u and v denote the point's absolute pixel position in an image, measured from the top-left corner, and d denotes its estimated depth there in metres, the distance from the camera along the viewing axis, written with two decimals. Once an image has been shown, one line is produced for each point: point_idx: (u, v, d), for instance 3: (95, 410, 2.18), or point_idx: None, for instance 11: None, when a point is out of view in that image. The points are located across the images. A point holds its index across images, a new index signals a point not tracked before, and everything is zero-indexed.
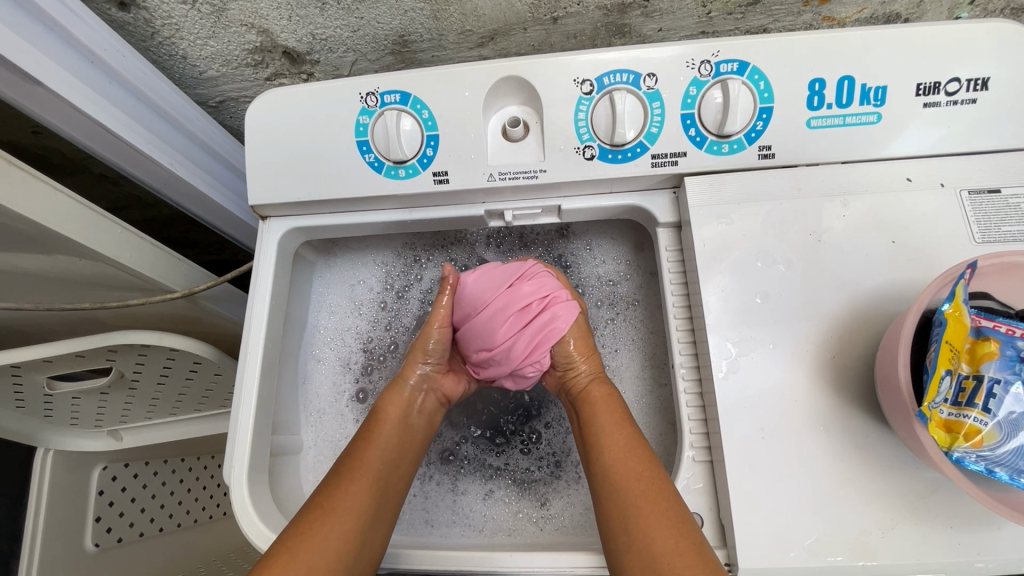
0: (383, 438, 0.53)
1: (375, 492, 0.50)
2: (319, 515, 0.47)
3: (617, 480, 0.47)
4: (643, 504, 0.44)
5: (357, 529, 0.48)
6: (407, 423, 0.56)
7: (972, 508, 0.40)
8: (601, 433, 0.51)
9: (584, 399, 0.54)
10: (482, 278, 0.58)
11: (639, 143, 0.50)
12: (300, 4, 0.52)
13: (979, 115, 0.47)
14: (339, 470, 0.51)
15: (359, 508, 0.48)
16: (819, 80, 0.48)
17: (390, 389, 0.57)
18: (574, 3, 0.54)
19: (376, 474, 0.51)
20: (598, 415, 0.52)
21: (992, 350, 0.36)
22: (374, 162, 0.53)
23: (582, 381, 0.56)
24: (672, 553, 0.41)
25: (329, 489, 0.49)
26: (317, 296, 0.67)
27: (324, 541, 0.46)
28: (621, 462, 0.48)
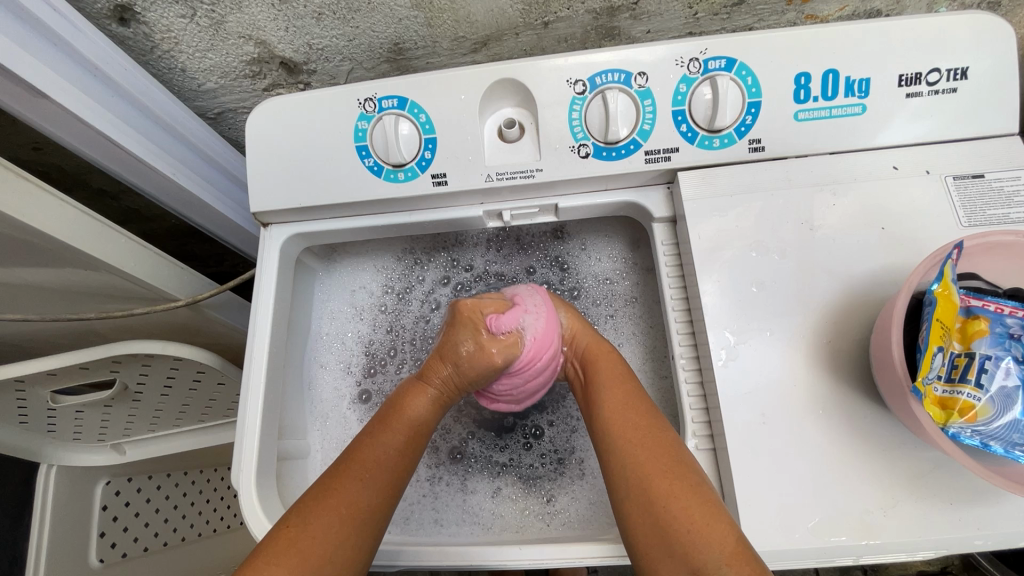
0: (399, 432, 0.51)
1: (392, 496, 0.49)
2: (335, 517, 0.45)
3: (615, 432, 0.48)
4: (642, 453, 0.45)
5: (370, 533, 0.47)
6: (429, 419, 0.54)
7: (971, 484, 0.41)
8: (604, 391, 0.51)
9: (585, 359, 0.55)
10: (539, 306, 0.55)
11: (632, 141, 0.51)
12: (297, 15, 0.53)
13: (959, 103, 0.49)
14: (351, 458, 0.49)
15: (375, 513, 0.47)
16: (805, 74, 0.49)
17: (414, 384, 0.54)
18: (564, 7, 0.56)
19: (395, 477, 0.49)
20: (598, 372, 0.53)
21: (982, 328, 0.38)
22: (373, 166, 0.54)
23: (583, 341, 0.56)
24: (671, 493, 0.42)
25: (348, 488, 0.47)
26: (319, 301, 0.68)
27: (338, 545, 0.45)
28: (622, 419, 0.48)
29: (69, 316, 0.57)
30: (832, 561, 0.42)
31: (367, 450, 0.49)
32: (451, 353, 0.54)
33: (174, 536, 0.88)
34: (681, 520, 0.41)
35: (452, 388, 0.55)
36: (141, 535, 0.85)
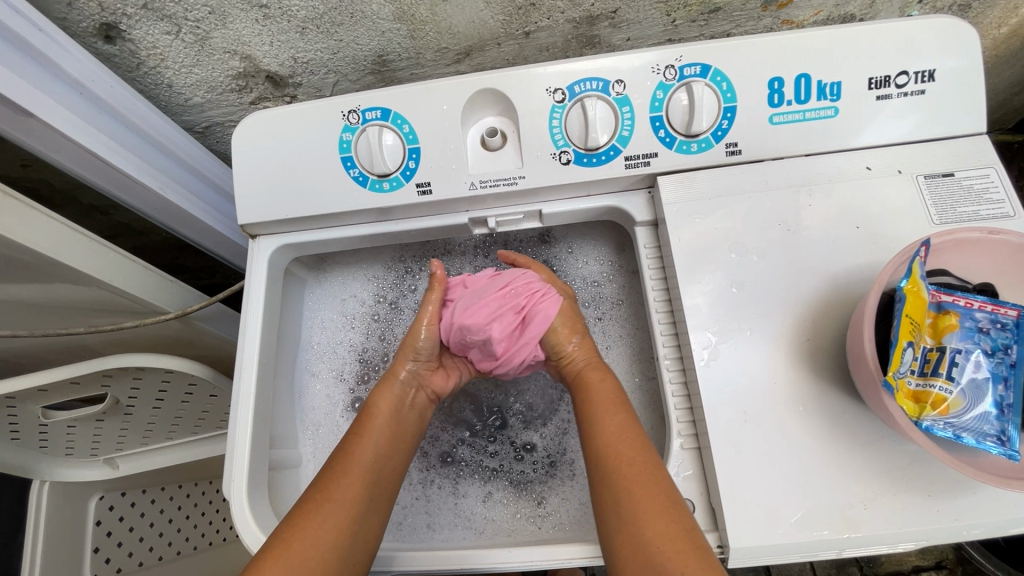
0: (374, 437, 0.53)
1: (369, 486, 0.51)
2: (311, 509, 0.48)
3: (614, 468, 0.48)
4: (636, 491, 0.45)
5: (350, 522, 0.48)
6: (398, 413, 0.56)
7: (948, 476, 0.42)
8: (596, 416, 0.52)
9: (579, 381, 0.55)
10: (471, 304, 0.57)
11: (612, 146, 0.52)
12: (281, 30, 0.54)
13: (928, 104, 0.50)
14: (332, 469, 0.51)
15: (357, 517, 0.49)
16: (778, 79, 0.51)
17: (381, 382, 0.57)
18: (544, 17, 0.57)
19: (367, 468, 0.52)
20: (592, 398, 0.53)
21: (953, 322, 0.39)
22: (358, 177, 0.55)
23: (579, 363, 0.57)
24: (667, 539, 0.42)
25: (322, 483, 0.50)
26: (310, 311, 0.69)
27: (317, 535, 0.47)
28: (619, 453, 0.48)
29: (59, 331, 0.57)
30: (816, 555, 0.43)
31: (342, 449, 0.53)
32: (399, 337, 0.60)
33: (169, 550, 0.88)
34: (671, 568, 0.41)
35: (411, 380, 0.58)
36: (135, 550, 0.85)
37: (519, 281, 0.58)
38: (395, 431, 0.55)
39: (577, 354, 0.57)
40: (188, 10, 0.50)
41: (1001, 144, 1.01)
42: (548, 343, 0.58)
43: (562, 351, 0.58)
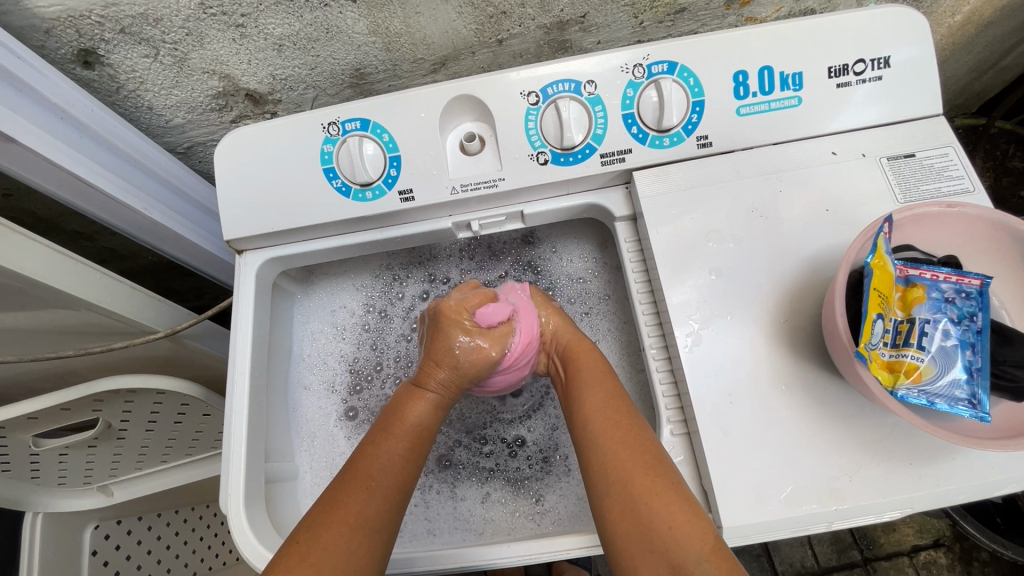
0: (403, 443, 0.51)
1: (401, 503, 0.49)
2: (342, 531, 0.44)
3: (597, 429, 0.48)
4: (623, 451, 0.46)
5: (381, 541, 0.46)
6: (430, 426, 0.54)
7: (928, 444, 0.44)
8: (586, 389, 0.52)
9: (569, 355, 0.56)
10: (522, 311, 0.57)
11: (587, 145, 0.54)
12: (259, 49, 0.56)
13: (886, 88, 0.52)
14: (364, 478, 0.47)
15: (385, 522, 0.47)
16: (742, 72, 0.52)
17: (413, 390, 0.55)
18: (516, 25, 0.60)
19: (400, 485, 0.49)
20: (581, 372, 0.54)
21: (920, 294, 0.41)
22: (341, 187, 0.56)
23: (563, 337, 0.57)
24: (655, 492, 0.43)
25: (356, 501, 0.46)
26: (300, 324, 0.69)
27: (350, 557, 0.44)
28: (604, 416, 0.49)
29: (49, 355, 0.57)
30: (807, 530, 0.44)
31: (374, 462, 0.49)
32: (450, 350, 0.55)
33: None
34: (658, 519, 0.42)
35: (452, 390, 0.56)
36: None
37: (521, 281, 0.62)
38: (422, 440, 0.53)
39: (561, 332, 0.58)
40: (166, 33, 0.51)
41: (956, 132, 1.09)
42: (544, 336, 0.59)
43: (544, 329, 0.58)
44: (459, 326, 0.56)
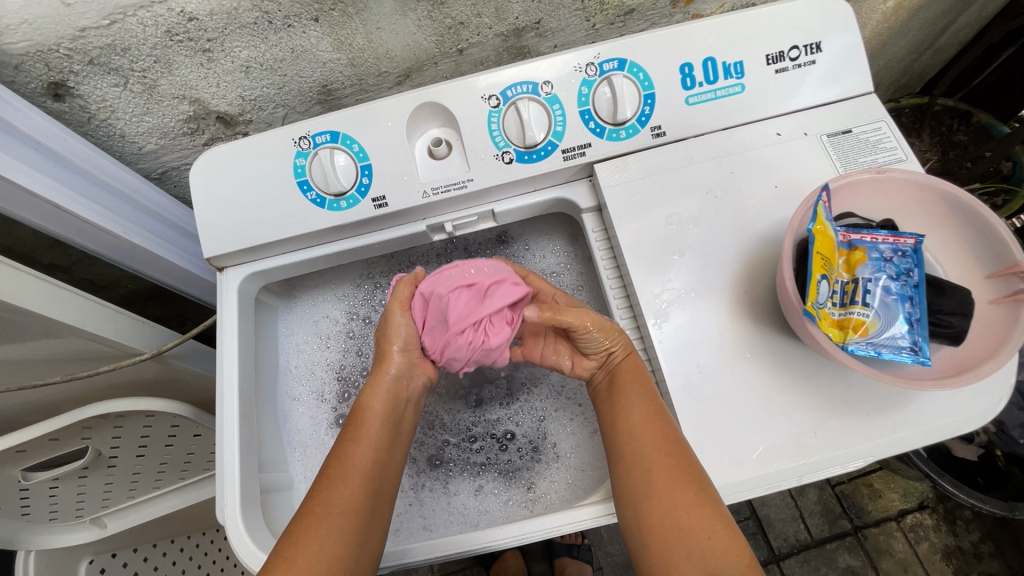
0: (368, 438, 0.52)
1: (369, 490, 0.50)
2: (311, 524, 0.47)
3: (643, 440, 0.48)
4: (667, 466, 0.46)
5: (355, 531, 0.48)
6: (390, 415, 0.55)
7: (884, 394, 0.47)
8: (630, 397, 0.51)
9: (616, 369, 0.54)
10: (437, 283, 0.56)
11: (549, 142, 0.57)
12: (226, 72, 0.58)
13: (821, 71, 0.56)
14: (326, 477, 0.50)
15: (358, 519, 0.48)
16: (688, 64, 0.56)
17: (370, 380, 0.56)
18: (474, 34, 0.64)
19: (367, 480, 0.50)
20: (626, 382, 0.52)
21: (862, 257, 0.44)
22: (316, 199, 0.58)
23: (619, 356, 0.54)
24: (699, 509, 0.44)
25: (319, 494, 0.49)
26: (285, 338, 0.71)
27: (321, 547, 0.46)
28: (650, 427, 0.48)
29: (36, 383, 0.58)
30: (780, 486, 0.47)
31: (332, 458, 0.51)
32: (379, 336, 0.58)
33: None
34: (699, 531, 0.44)
35: (404, 381, 0.57)
36: None
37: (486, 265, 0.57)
38: (388, 435, 0.54)
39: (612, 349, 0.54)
40: (134, 61, 0.53)
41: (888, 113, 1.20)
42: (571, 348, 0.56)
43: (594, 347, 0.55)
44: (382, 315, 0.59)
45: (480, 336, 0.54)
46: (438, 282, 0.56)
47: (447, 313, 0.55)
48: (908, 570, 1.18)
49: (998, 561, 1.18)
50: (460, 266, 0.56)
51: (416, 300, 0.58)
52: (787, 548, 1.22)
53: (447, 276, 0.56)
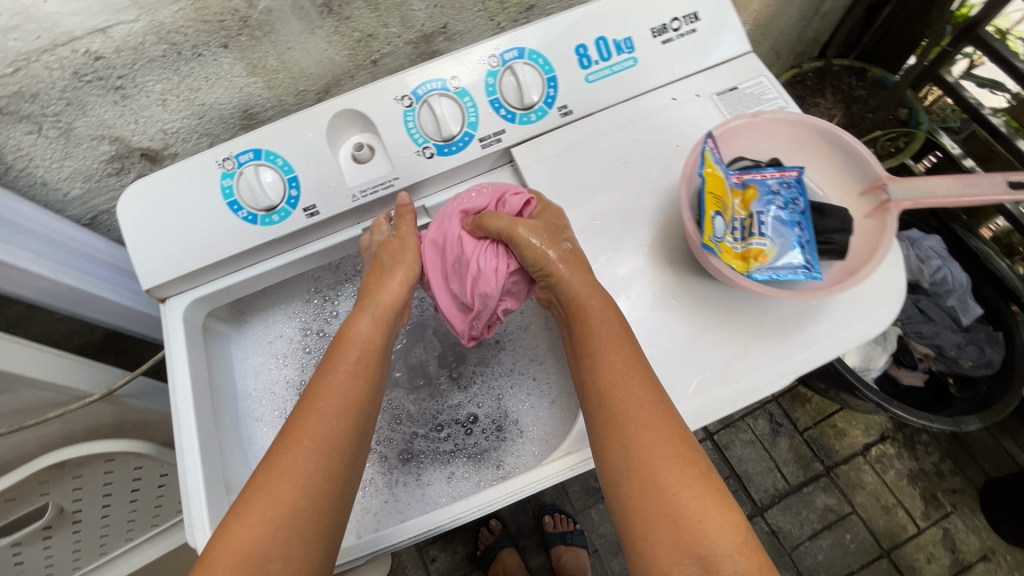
0: (350, 363, 0.53)
1: (354, 423, 0.51)
2: (297, 455, 0.48)
3: (617, 409, 0.47)
4: (649, 437, 0.46)
5: (340, 463, 0.49)
6: (375, 342, 0.55)
7: (797, 314, 0.51)
8: (602, 353, 0.49)
9: (580, 313, 0.51)
10: (441, 227, 0.58)
11: (465, 133, 0.60)
12: (142, 107, 0.59)
13: (703, 37, 0.61)
14: (310, 402, 0.50)
15: (338, 445, 0.50)
16: (582, 45, 0.60)
17: (355, 308, 0.56)
18: (385, 45, 0.67)
19: (351, 405, 0.51)
20: (597, 338, 0.50)
21: (754, 194, 0.49)
22: (248, 216, 0.59)
23: (573, 287, 0.52)
24: (687, 485, 0.44)
25: (305, 426, 0.49)
26: (240, 362, 0.72)
27: (305, 480, 0.47)
28: (626, 394, 0.47)
29: None
30: (718, 415, 0.50)
31: (319, 386, 0.52)
32: (384, 262, 0.57)
33: None
34: (687, 509, 0.43)
35: (391, 307, 0.57)
36: None
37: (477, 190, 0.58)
38: (373, 361, 0.54)
39: (574, 279, 0.51)
40: (44, 107, 0.54)
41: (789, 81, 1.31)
42: (528, 261, 0.53)
43: (548, 272, 0.52)
44: (390, 239, 0.58)
45: (502, 259, 0.56)
46: (444, 224, 0.58)
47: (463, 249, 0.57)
48: (880, 499, 1.25)
49: (958, 477, 1.26)
50: (459, 198, 0.59)
51: (427, 250, 0.59)
52: (768, 498, 1.26)
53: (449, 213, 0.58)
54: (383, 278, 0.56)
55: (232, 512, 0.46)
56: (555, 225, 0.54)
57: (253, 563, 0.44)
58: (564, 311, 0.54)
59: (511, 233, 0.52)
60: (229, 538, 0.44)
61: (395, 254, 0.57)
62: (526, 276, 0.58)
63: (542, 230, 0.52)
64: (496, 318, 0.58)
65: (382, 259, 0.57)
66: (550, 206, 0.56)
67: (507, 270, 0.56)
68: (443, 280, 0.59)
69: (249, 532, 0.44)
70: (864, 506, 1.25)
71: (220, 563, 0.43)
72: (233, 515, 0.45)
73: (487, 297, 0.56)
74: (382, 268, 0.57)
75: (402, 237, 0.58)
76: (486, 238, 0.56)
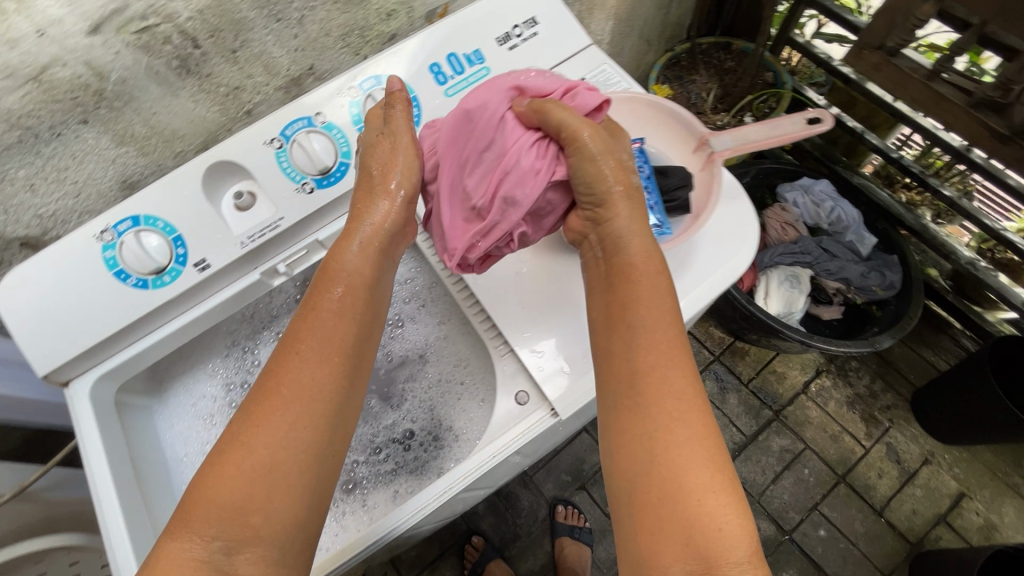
0: (334, 299, 0.54)
1: (340, 366, 0.52)
2: (278, 402, 0.49)
3: (653, 398, 0.48)
4: (681, 432, 0.46)
5: (327, 412, 0.50)
6: (363, 275, 0.55)
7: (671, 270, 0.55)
8: (639, 336, 0.50)
9: (619, 265, 0.53)
10: (481, 103, 0.54)
11: (340, 163, 0.63)
12: (10, 196, 0.58)
13: (545, 38, 0.67)
14: (293, 345, 0.51)
15: (322, 387, 0.51)
16: (435, 64, 0.64)
17: (341, 239, 0.56)
18: (255, 94, 0.69)
19: (335, 346, 0.52)
20: (637, 316, 0.51)
21: None
22: (138, 282, 0.59)
23: (620, 232, 0.53)
24: (713, 491, 0.44)
25: (287, 367, 0.50)
26: (165, 430, 0.71)
27: (287, 432, 0.48)
28: (666, 382, 0.48)
29: None
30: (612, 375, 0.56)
31: (303, 327, 0.53)
32: (374, 175, 0.56)
33: None
34: (704, 515, 0.43)
35: (382, 228, 0.56)
36: None
37: (545, 79, 0.56)
38: (361, 297, 0.55)
39: (626, 229, 0.53)
40: None
41: (666, 64, 1.40)
42: (586, 181, 0.53)
43: (600, 200, 0.53)
44: (383, 136, 0.57)
45: (545, 163, 0.53)
46: (493, 97, 0.54)
47: (501, 135, 0.53)
48: (828, 430, 1.33)
49: (890, 394, 1.36)
50: (522, 78, 0.56)
51: (455, 127, 0.55)
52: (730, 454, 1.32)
53: (500, 86, 0.55)
54: (374, 197, 0.56)
55: (212, 461, 0.47)
56: (617, 155, 0.54)
57: (230, 515, 0.45)
58: (604, 253, 0.54)
59: (574, 134, 0.51)
60: (205, 489, 0.45)
61: (383, 164, 0.56)
62: (563, 195, 0.55)
63: (603, 142, 0.52)
64: (506, 239, 0.54)
65: (373, 165, 0.56)
66: (614, 126, 0.57)
67: (548, 177, 0.53)
68: (462, 172, 0.55)
69: (224, 484, 0.45)
70: (815, 440, 1.32)
71: (197, 516, 0.44)
72: (213, 465, 0.47)
73: (512, 204, 0.51)
74: (374, 183, 0.56)
75: (394, 135, 0.57)
76: (540, 132, 0.53)
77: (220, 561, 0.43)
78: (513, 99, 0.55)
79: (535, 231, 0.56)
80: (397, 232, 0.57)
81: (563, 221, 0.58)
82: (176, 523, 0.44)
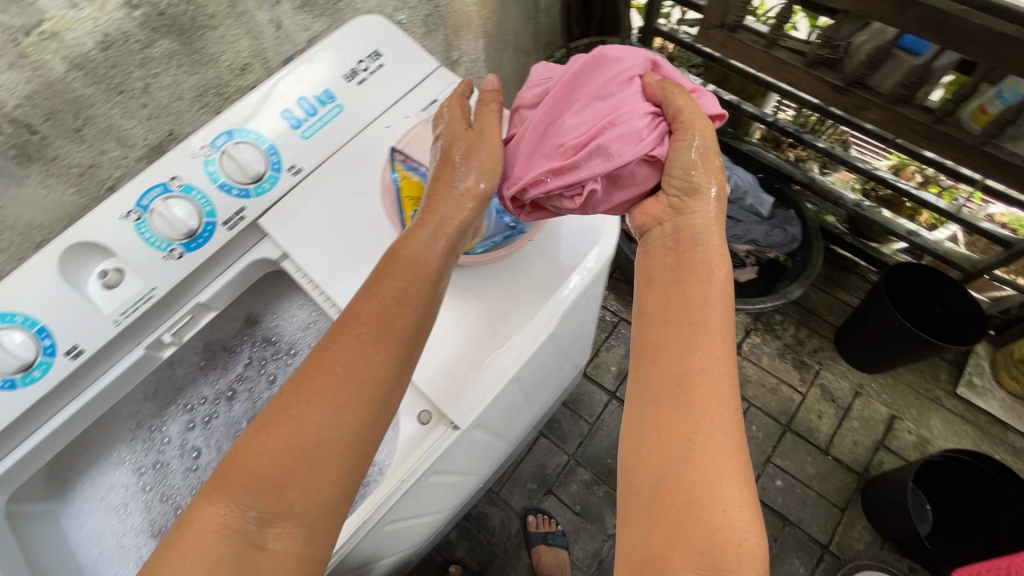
0: (394, 287, 0.53)
1: (393, 371, 0.51)
2: (330, 381, 0.48)
3: (708, 392, 0.48)
4: (722, 438, 0.46)
5: (370, 414, 0.49)
6: (429, 263, 0.54)
7: None
8: (707, 329, 0.50)
9: (690, 257, 0.55)
10: (611, 62, 0.57)
11: (205, 224, 0.62)
12: None
13: (392, 70, 0.70)
14: (351, 325, 0.51)
15: (372, 384, 0.49)
16: (287, 109, 0.66)
17: (411, 226, 0.56)
18: (114, 168, 0.65)
19: (389, 341, 0.51)
20: (704, 308, 0.51)
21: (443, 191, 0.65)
22: (5, 381, 0.55)
23: (698, 223, 0.55)
24: (739, 503, 0.43)
25: (340, 350, 0.49)
26: (75, 532, 0.67)
27: (335, 415, 0.47)
28: (720, 382, 0.48)
29: None
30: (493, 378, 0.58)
31: (365, 307, 0.52)
32: (447, 174, 0.57)
33: None
34: (723, 524, 0.43)
35: (445, 226, 0.56)
36: None
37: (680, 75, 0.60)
38: (421, 291, 0.53)
39: (704, 225, 0.55)
40: None
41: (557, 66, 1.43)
42: (679, 166, 0.55)
43: (688, 188, 0.55)
44: (469, 130, 0.59)
45: (651, 135, 0.54)
46: (631, 59, 0.58)
47: (620, 92, 0.56)
48: (766, 384, 1.39)
49: (815, 338, 1.44)
50: (662, 66, 0.59)
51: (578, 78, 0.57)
52: None
53: (639, 57, 0.59)
54: (451, 189, 0.57)
55: (260, 426, 0.47)
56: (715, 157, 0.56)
57: (268, 482, 0.45)
58: (676, 240, 0.56)
59: (688, 120, 0.54)
60: (251, 457, 0.45)
61: (466, 156, 0.58)
62: (652, 176, 0.57)
63: (708, 136, 0.55)
64: (576, 188, 0.54)
65: (455, 155, 0.58)
66: None
67: (648, 148, 0.54)
68: (566, 109, 0.57)
69: (266, 453, 0.45)
70: (756, 396, 1.38)
71: (239, 479, 0.44)
72: (264, 426, 0.47)
73: (602, 153, 0.52)
74: (452, 174, 0.57)
75: (480, 132, 0.59)
76: (658, 108, 0.56)
77: (252, 532, 0.43)
78: (646, 70, 0.58)
79: (605, 196, 0.56)
80: (463, 230, 0.57)
81: (639, 202, 0.59)
82: (215, 485, 0.45)
